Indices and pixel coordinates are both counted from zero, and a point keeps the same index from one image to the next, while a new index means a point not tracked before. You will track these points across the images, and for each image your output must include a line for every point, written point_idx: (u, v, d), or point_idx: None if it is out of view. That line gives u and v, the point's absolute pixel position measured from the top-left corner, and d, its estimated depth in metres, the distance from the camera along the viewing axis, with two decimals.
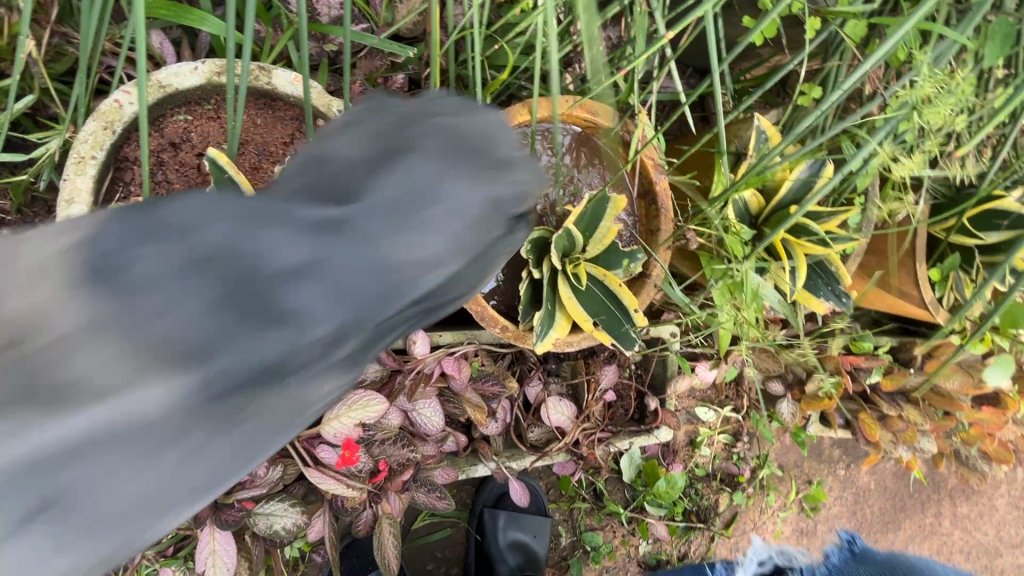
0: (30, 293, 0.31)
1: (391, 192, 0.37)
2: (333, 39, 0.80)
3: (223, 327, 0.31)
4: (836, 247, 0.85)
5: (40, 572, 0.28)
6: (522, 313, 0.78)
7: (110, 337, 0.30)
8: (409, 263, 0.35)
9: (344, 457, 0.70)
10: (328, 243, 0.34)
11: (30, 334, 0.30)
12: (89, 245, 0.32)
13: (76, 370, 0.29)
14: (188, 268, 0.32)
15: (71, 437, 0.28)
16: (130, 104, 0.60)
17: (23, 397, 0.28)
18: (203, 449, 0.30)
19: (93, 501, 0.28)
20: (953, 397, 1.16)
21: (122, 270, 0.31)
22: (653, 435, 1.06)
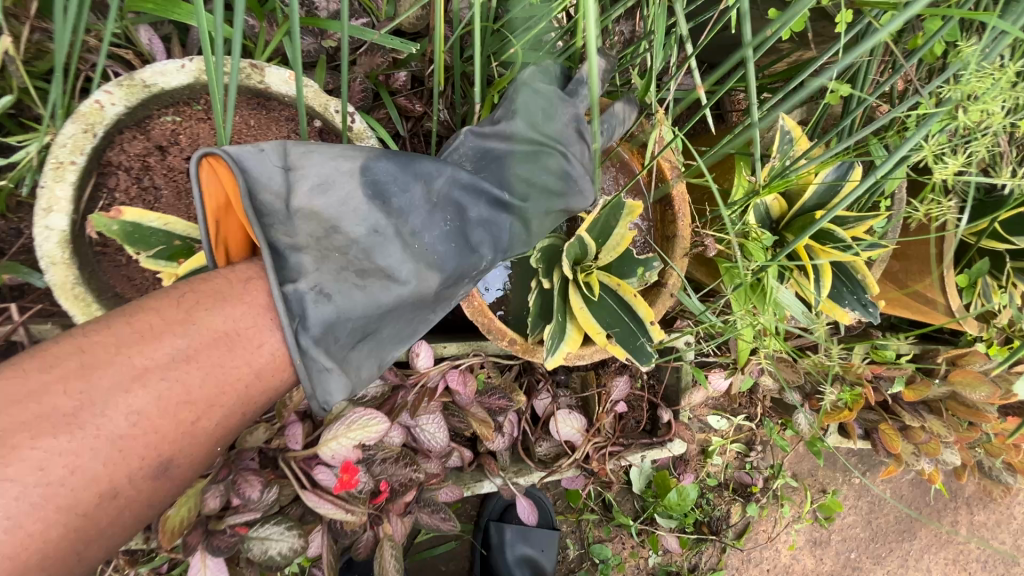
0: (345, 205, 0.56)
1: (530, 192, 0.64)
2: (331, 35, 0.76)
3: (450, 250, 0.61)
4: (863, 254, 0.80)
5: (322, 346, 0.54)
6: (531, 325, 0.74)
7: (389, 247, 0.57)
8: (530, 234, 0.65)
9: (342, 481, 0.65)
10: (497, 212, 0.63)
11: (350, 234, 0.56)
12: (374, 180, 0.58)
13: (383, 261, 0.57)
14: (429, 209, 0.61)
15: (383, 298, 0.57)
16: (112, 105, 0.56)
17: (362, 272, 0.57)
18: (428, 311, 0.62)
19: (384, 328, 0.60)
20: (980, 408, 1.11)
21: (394, 204, 0.59)
22: (666, 449, 1.01)
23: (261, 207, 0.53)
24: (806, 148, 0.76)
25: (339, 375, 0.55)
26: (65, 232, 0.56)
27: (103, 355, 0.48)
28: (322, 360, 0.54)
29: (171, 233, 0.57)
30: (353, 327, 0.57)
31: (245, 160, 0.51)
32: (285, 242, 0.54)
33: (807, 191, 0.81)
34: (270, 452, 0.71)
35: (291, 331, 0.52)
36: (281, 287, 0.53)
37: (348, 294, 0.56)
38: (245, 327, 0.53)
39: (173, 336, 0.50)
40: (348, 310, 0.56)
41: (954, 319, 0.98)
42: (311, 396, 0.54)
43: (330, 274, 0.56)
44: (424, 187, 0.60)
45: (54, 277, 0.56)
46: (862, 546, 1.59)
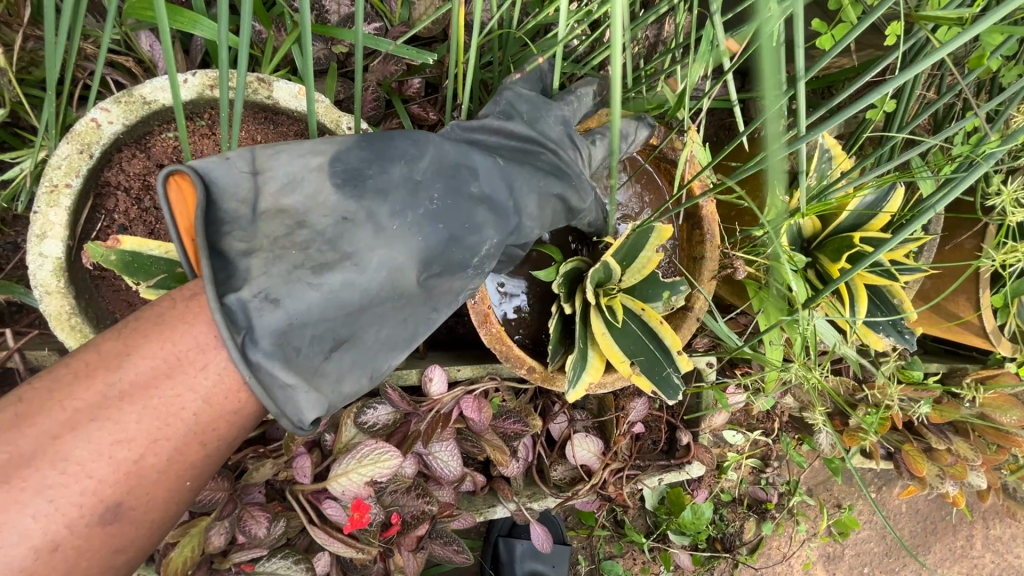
0: (312, 197, 0.51)
1: (524, 171, 0.58)
2: (342, 40, 0.71)
3: (436, 234, 0.53)
4: (903, 279, 0.75)
5: (281, 362, 0.47)
6: (551, 353, 0.69)
7: (363, 235, 0.51)
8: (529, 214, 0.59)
9: (354, 520, 0.63)
10: (489, 198, 0.56)
11: (315, 227, 0.50)
12: (345, 165, 0.52)
13: (351, 249, 0.51)
14: (411, 188, 0.53)
15: (344, 296, 0.50)
16: (109, 123, 0.52)
17: (320, 268, 0.49)
18: (420, 309, 0.55)
19: (362, 333, 0.52)
20: (1010, 431, 1.06)
21: (371, 187, 0.52)
22: (684, 471, 0.98)
23: (218, 215, 0.47)
24: (845, 167, 0.71)
25: (307, 392, 0.49)
26: (60, 259, 0.53)
27: (42, 400, 0.43)
28: (280, 376, 0.47)
29: (173, 260, 0.53)
30: (317, 333, 0.49)
31: (203, 168, 0.46)
32: (239, 248, 0.48)
33: (843, 213, 0.76)
34: (278, 483, 0.69)
35: (235, 347, 0.44)
36: (223, 299, 0.45)
37: (303, 296, 0.48)
38: (187, 350, 0.46)
39: (107, 372, 0.44)
40: (306, 317, 0.49)
41: (990, 343, 0.93)
42: (278, 415, 0.47)
43: (282, 277, 0.48)
44: (404, 167, 0.54)
45: (50, 307, 0.53)
46: (876, 560, 1.55)
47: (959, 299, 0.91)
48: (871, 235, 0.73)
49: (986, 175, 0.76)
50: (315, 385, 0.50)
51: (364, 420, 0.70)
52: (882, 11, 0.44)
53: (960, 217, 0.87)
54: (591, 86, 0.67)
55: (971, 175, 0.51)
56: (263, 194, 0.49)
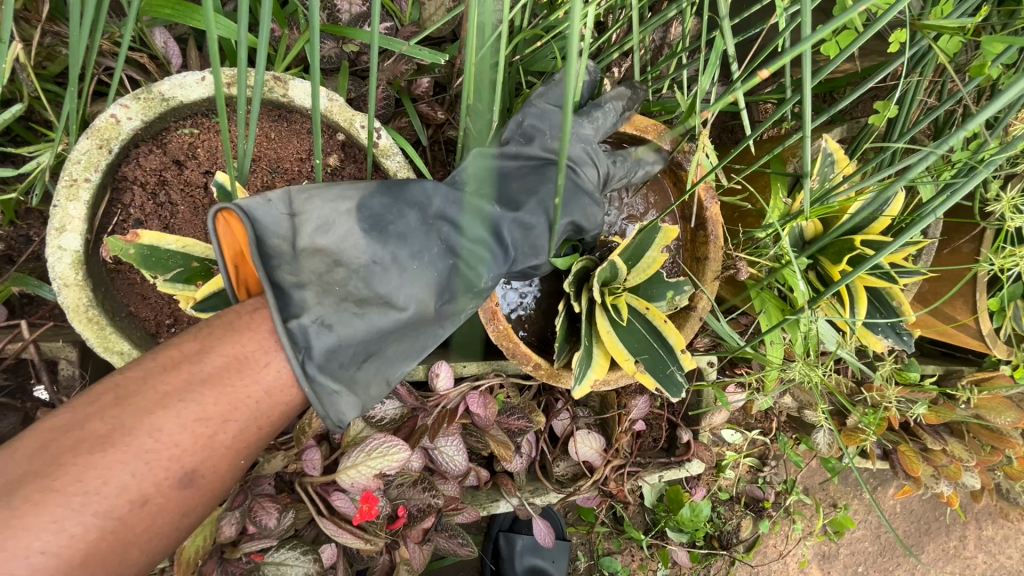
0: (344, 238, 0.51)
1: (534, 201, 0.62)
2: (353, 39, 0.72)
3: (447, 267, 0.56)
4: (902, 281, 0.76)
5: (332, 376, 0.51)
6: (558, 350, 0.71)
7: (389, 277, 0.52)
8: (538, 245, 0.61)
9: (362, 511, 0.64)
10: (496, 230, 0.58)
11: (350, 265, 0.51)
12: (370, 211, 0.53)
13: (383, 288, 0.52)
14: (428, 230, 0.55)
15: (384, 325, 0.52)
16: (128, 119, 0.53)
17: (360, 300, 0.52)
18: (440, 330, 0.58)
19: (390, 348, 0.55)
20: (1004, 433, 1.07)
21: (392, 233, 0.53)
22: (685, 469, 0.98)
23: (265, 251, 0.49)
24: (848, 171, 0.73)
25: (348, 396, 0.52)
26: (78, 253, 0.53)
27: (135, 385, 0.44)
28: (327, 384, 0.51)
29: (189, 254, 0.54)
30: (357, 350, 0.52)
31: (247, 207, 0.48)
32: (290, 281, 0.50)
33: (845, 216, 0.77)
34: (287, 475, 0.70)
35: (297, 362, 0.48)
36: (286, 324, 0.49)
37: (350, 325, 0.51)
38: (253, 348, 0.48)
39: (190, 365, 0.46)
40: (352, 338, 0.52)
41: (985, 346, 0.95)
42: (324, 417, 0.51)
43: (333, 304, 0.51)
44: (419, 210, 0.56)
45: (67, 299, 0.53)
46: (870, 560, 1.57)
47: (957, 302, 0.93)
48: (872, 238, 0.74)
49: (985, 180, 0.77)
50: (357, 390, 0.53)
51: (372, 414, 0.72)
52: (888, 19, 0.46)
53: (957, 222, 0.88)
54: (622, 100, 0.67)
55: (970, 181, 0.54)
56: (301, 233, 0.50)
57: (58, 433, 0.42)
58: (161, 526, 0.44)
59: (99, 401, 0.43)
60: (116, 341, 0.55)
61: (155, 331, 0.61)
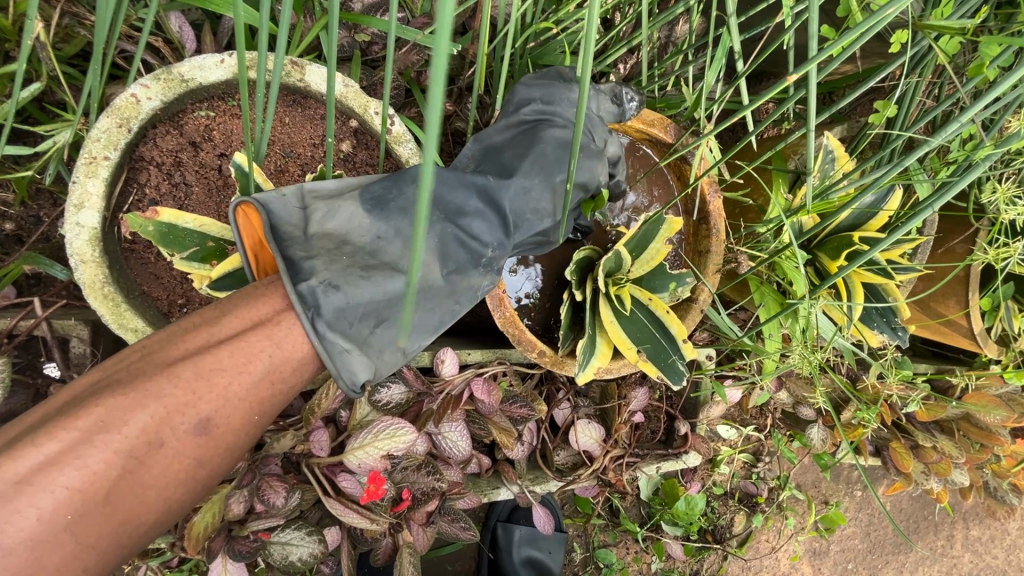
0: (350, 219, 0.54)
1: (528, 163, 0.61)
2: (366, 29, 0.73)
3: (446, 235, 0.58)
4: (898, 276, 0.78)
5: (346, 337, 0.51)
6: (563, 338, 0.72)
7: (395, 246, 0.54)
8: (539, 210, 0.61)
9: (369, 491, 0.66)
10: (490, 197, 0.59)
11: (358, 242, 0.54)
12: (372, 192, 0.55)
13: (389, 258, 0.54)
14: (427, 205, 0.57)
15: (391, 288, 0.53)
16: (148, 99, 0.54)
17: (368, 267, 0.53)
18: (449, 302, 0.58)
19: (402, 317, 0.55)
20: (993, 431, 1.09)
21: (394, 207, 0.55)
22: (682, 461, 1.00)
23: (277, 231, 0.51)
24: (847, 168, 0.75)
25: (360, 355, 0.52)
26: (96, 229, 0.54)
27: (159, 344, 0.47)
28: (338, 343, 0.51)
29: (205, 233, 0.56)
30: (366, 311, 0.52)
31: (262, 200, 0.50)
32: (300, 255, 0.51)
33: (845, 212, 0.79)
34: (294, 456, 0.71)
35: (306, 319, 0.48)
36: (296, 286, 0.50)
37: (357, 286, 0.51)
38: (267, 312, 0.50)
39: (208, 328, 0.48)
40: (362, 301, 0.52)
41: (977, 344, 0.97)
42: (335, 375, 0.51)
43: (340, 271, 0.52)
44: (417, 185, 0.56)
45: (83, 275, 0.54)
46: (859, 557, 1.59)
47: (951, 300, 0.95)
48: (870, 233, 0.76)
49: (981, 179, 0.79)
50: (371, 353, 0.53)
51: (378, 398, 0.72)
52: (891, 18, 0.48)
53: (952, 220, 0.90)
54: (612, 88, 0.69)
55: (966, 177, 0.57)
56: (311, 218, 0.53)
57: (90, 388, 0.44)
58: (181, 483, 0.45)
59: (128, 357, 0.46)
60: (131, 318, 0.56)
61: (167, 311, 0.62)
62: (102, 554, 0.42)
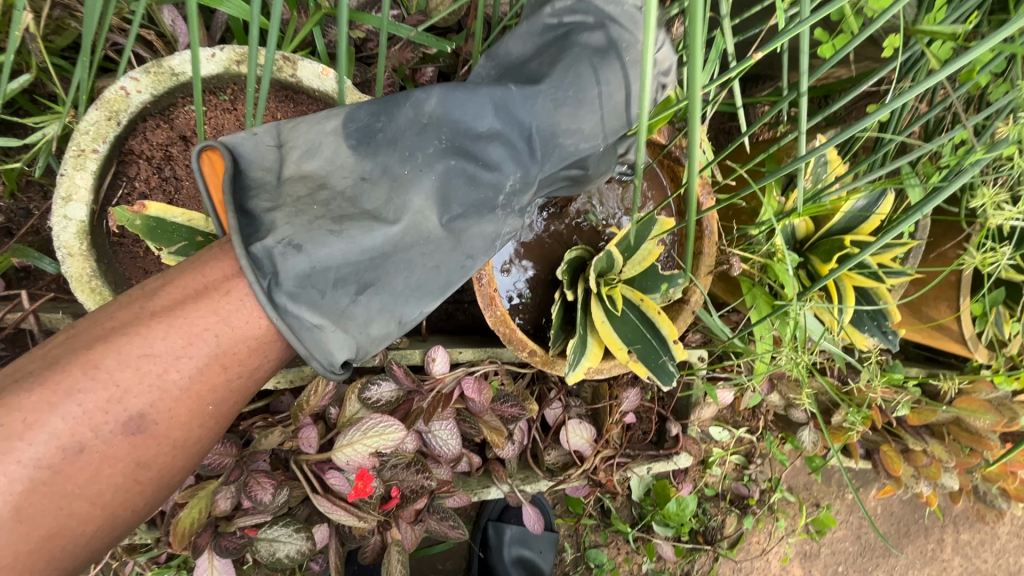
0: (331, 160, 0.52)
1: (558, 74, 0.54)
2: (361, 26, 0.73)
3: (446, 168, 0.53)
4: (889, 280, 0.78)
5: (316, 307, 0.50)
6: (554, 337, 0.72)
7: (380, 190, 0.52)
8: (571, 128, 0.54)
9: (357, 488, 0.66)
10: (511, 114, 0.53)
11: (337, 185, 0.52)
12: (358, 123, 0.53)
13: (370, 205, 0.52)
14: (422, 128, 0.53)
15: (369, 243, 0.51)
16: (137, 93, 0.54)
17: (341, 220, 0.51)
18: (454, 256, 0.54)
19: (386, 279, 0.52)
20: (983, 435, 1.09)
21: (382, 138, 0.53)
22: (673, 461, 1.01)
23: (246, 180, 0.51)
24: (839, 171, 0.75)
25: (333, 333, 0.51)
26: (84, 222, 0.54)
27: (75, 339, 0.46)
28: (305, 317, 0.49)
29: (194, 229, 0.55)
30: (340, 277, 0.51)
31: (232, 145, 0.50)
32: (265, 207, 0.51)
33: (836, 215, 0.79)
34: (283, 453, 0.71)
35: (259, 288, 0.47)
36: (248, 247, 0.48)
37: (324, 242, 0.50)
38: (216, 278, 0.48)
39: (131, 316, 0.47)
40: (329, 261, 0.50)
41: (967, 349, 0.97)
42: (308, 356, 0.49)
43: (304, 226, 0.50)
44: (410, 109, 0.53)
45: (71, 268, 0.54)
46: (849, 560, 1.60)
47: (941, 304, 0.95)
48: (861, 237, 0.76)
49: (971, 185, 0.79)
50: (345, 327, 0.52)
51: (369, 395, 0.72)
52: (883, 23, 0.48)
53: (944, 224, 0.91)
54: None
55: (956, 182, 0.57)
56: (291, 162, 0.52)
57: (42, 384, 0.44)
58: (122, 480, 0.46)
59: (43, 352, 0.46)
60: None
61: None
62: (48, 555, 0.44)
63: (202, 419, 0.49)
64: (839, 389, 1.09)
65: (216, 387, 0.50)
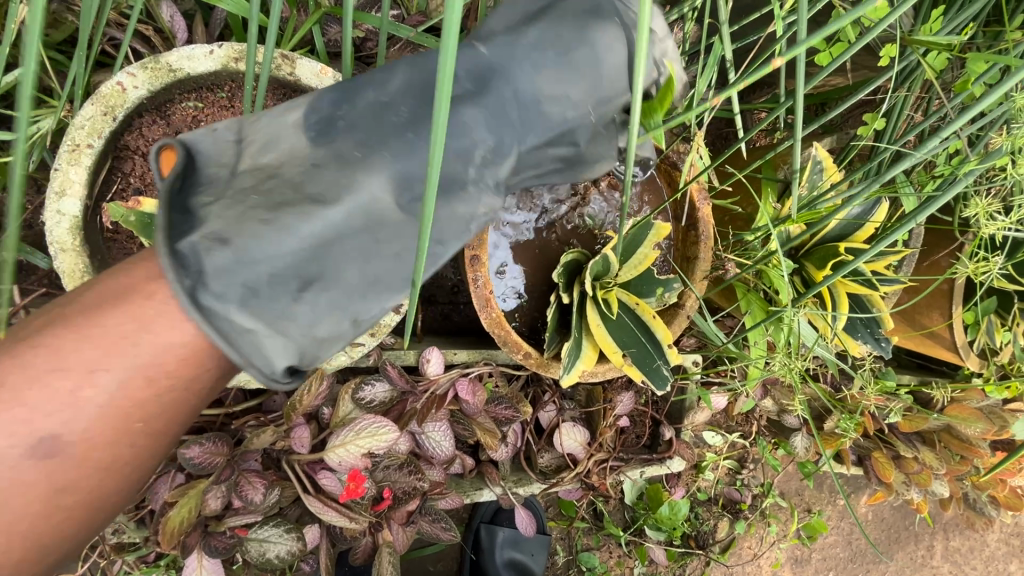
0: (284, 152, 0.50)
1: (533, 44, 0.55)
2: (360, 25, 0.73)
3: (405, 143, 0.51)
4: (882, 288, 0.79)
5: (250, 303, 0.45)
6: (549, 340, 0.72)
7: (328, 175, 0.49)
8: (554, 95, 0.55)
9: (349, 489, 0.65)
10: (485, 82, 0.54)
11: (288, 175, 0.49)
12: (319, 116, 0.52)
13: (316, 191, 0.49)
14: (384, 108, 0.53)
15: (309, 232, 0.48)
16: (134, 88, 0.54)
17: (277, 207, 0.48)
18: (409, 238, 0.51)
19: (332, 271, 0.49)
20: (973, 443, 1.10)
21: (341, 125, 0.52)
22: (665, 466, 1.01)
23: (190, 173, 0.47)
24: (835, 179, 0.76)
25: (270, 338, 0.46)
26: (77, 217, 0.54)
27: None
28: (236, 320, 0.45)
29: None
30: (275, 274, 0.47)
31: (187, 142, 0.47)
32: (203, 203, 0.47)
33: (831, 222, 0.80)
34: (274, 453, 0.70)
35: (181, 288, 0.42)
36: (173, 245, 0.44)
37: (257, 233, 0.46)
38: (138, 281, 0.44)
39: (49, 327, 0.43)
40: (264, 257, 0.47)
41: (959, 357, 0.97)
42: (244, 364, 0.45)
43: (234, 218, 0.46)
44: (375, 88, 0.53)
45: (63, 264, 0.54)
46: (840, 565, 1.60)
47: (934, 312, 0.96)
48: (856, 244, 0.76)
49: (964, 195, 0.80)
50: (283, 331, 0.47)
51: (362, 396, 0.71)
52: (879, 33, 0.48)
53: (939, 231, 0.91)
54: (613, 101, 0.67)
55: (950, 192, 0.57)
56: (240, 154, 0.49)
57: None
58: (41, 511, 0.42)
59: None
60: None
61: None
62: None
63: (127, 435, 0.44)
64: (832, 396, 1.10)
65: (145, 404, 0.45)
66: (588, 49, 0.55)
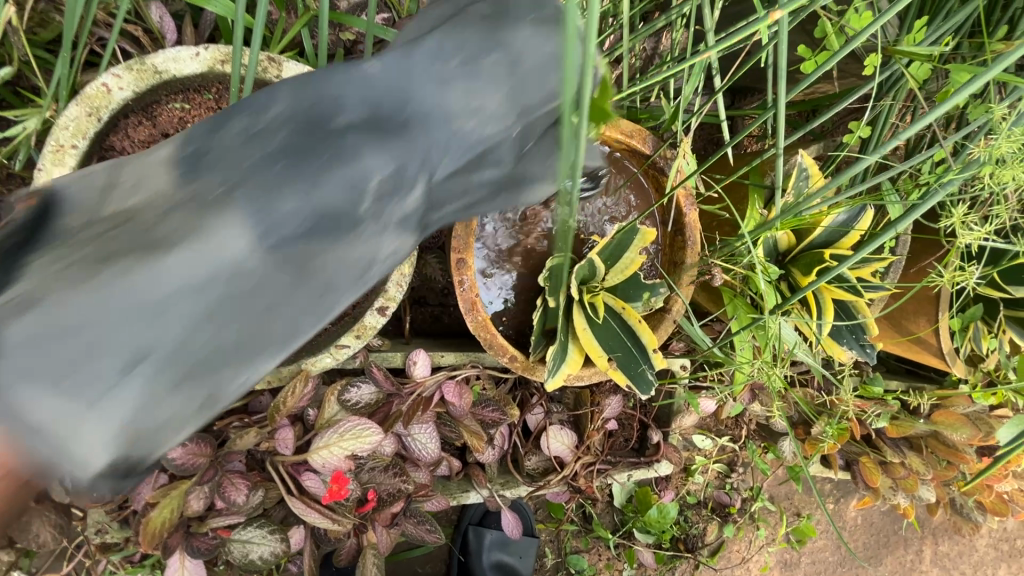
0: (153, 192, 0.30)
1: (432, 42, 0.30)
2: (350, 28, 0.74)
3: (278, 176, 0.28)
4: (866, 294, 0.80)
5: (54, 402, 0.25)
6: (534, 343, 0.73)
7: (177, 216, 0.27)
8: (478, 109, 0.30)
9: (332, 491, 0.66)
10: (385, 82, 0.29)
11: (144, 221, 0.28)
12: (190, 149, 0.31)
13: (165, 230, 0.27)
14: (246, 142, 0.30)
15: (124, 300, 0.26)
16: (119, 89, 0.54)
17: (108, 256, 0.27)
18: (317, 292, 0.29)
19: (203, 363, 0.27)
20: (959, 449, 1.11)
21: (211, 160, 0.29)
22: (653, 469, 1.01)
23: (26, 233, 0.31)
24: (821, 186, 0.76)
25: (82, 436, 0.26)
26: None
27: None
28: (32, 409, 0.26)
29: None
30: (68, 373, 0.25)
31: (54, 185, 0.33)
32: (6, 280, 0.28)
33: (817, 229, 0.80)
34: (259, 454, 0.70)
35: None
36: None
37: (71, 297, 0.26)
38: None
39: None
40: (74, 344, 0.26)
41: (944, 363, 0.98)
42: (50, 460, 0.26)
43: (25, 299, 0.26)
44: (250, 116, 0.31)
45: None
46: (829, 569, 1.61)
47: (920, 320, 0.97)
48: (841, 250, 0.77)
49: (949, 204, 0.81)
50: (107, 412, 0.26)
51: (348, 398, 0.72)
52: (861, 41, 0.49)
53: (925, 238, 0.92)
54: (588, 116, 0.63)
55: (930, 201, 0.58)
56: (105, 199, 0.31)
57: None
58: None
59: None
60: None
61: None
62: None
63: None
64: (820, 400, 1.10)
65: None
66: (509, 47, 0.30)
